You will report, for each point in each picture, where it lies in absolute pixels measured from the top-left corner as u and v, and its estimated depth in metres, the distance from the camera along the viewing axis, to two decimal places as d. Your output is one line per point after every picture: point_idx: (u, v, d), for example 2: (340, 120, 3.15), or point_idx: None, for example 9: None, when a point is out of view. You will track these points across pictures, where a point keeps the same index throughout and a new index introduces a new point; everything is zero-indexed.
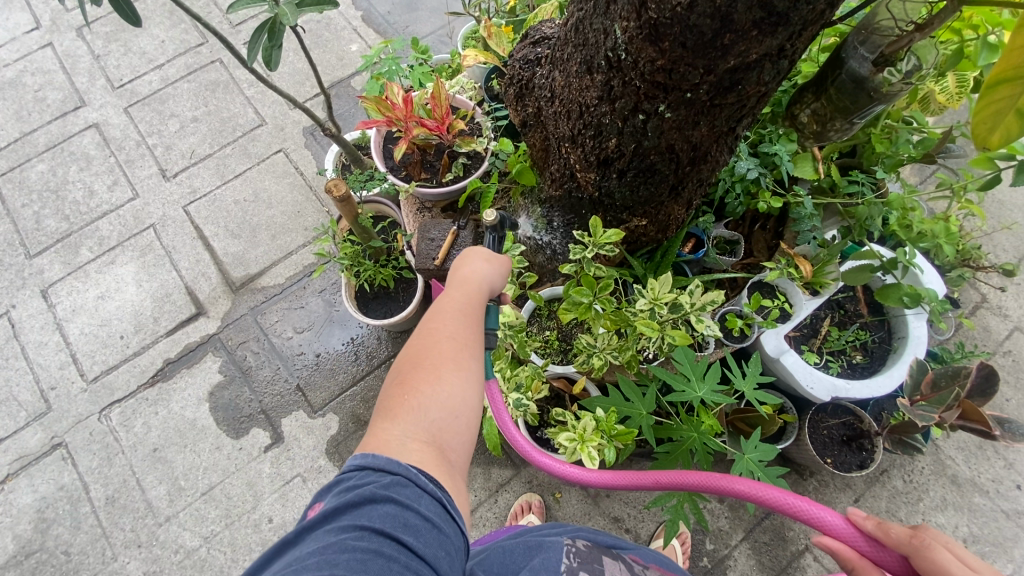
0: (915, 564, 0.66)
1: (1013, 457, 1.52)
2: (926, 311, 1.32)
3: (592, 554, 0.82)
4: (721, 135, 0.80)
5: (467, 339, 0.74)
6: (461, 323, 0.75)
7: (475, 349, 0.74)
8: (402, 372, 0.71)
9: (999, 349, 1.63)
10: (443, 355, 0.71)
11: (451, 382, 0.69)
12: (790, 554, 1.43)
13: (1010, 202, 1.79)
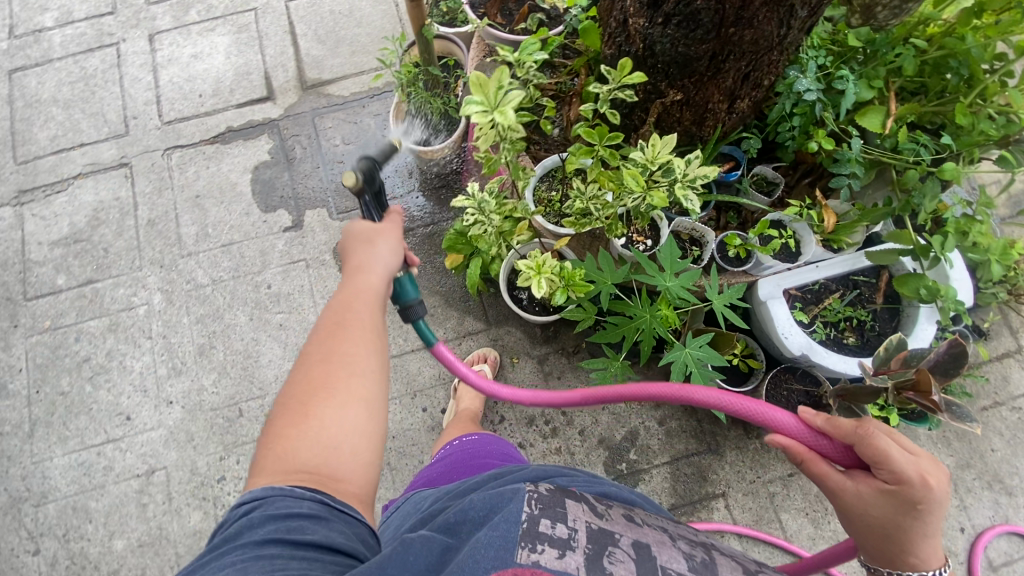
0: (860, 452, 0.67)
1: (970, 502, 1.47)
2: (938, 311, 1.26)
3: (554, 498, 0.68)
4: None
5: (353, 356, 0.74)
6: (352, 329, 0.76)
7: (362, 363, 0.74)
8: (284, 398, 0.71)
9: (1009, 401, 1.54)
10: (329, 373, 0.72)
11: (333, 408, 0.70)
12: (703, 493, 1.47)
13: None
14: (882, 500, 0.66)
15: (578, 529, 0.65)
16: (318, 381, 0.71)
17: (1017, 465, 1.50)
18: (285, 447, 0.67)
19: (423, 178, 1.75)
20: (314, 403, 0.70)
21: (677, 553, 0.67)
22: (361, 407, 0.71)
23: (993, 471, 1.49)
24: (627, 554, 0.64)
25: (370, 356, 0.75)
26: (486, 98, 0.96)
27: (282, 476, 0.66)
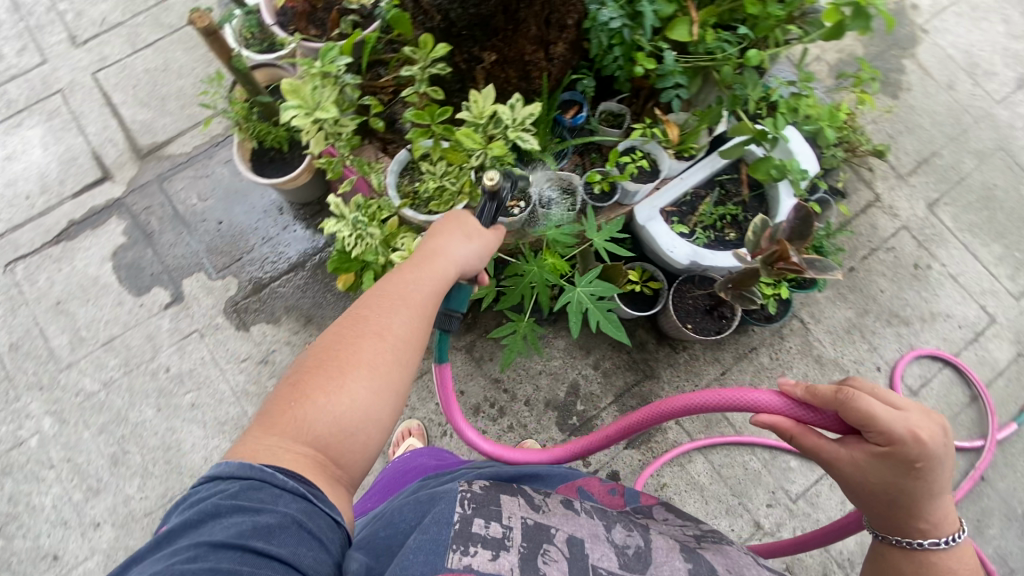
0: (848, 421, 0.69)
1: (877, 342, 1.64)
2: (793, 184, 1.36)
3: (488, 497, 0.71)
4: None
5: (400, 331, 0.71)
6: (407, 310, 0.72)
7: (407, 344, 0.71)
8: (320, 357, 0.68)
9: (883, 245, 1.72)
10: (369, 354, 0.68)
11: (359, 385, 0.66)
12: (653, 416, 1.56)
13: (919, 107, 1.90)
14: (883, 473, 0.70)
15: (513, 527, 0.67)
16: (361, 357, 0.68)
17: (903, 297, 1.68)
18: (296, 414, 0.64)
19: (296, 210, 1.70)
20: (348, 383, 0.66)
21: (610, 545, 0.69)
22: (386, 388, 0.68)
23: (884, 308, 1.66)
24: (560, 552, 0.65)
25: (411, 354, 0.71)
26: (302, 100, 1.05)
27: (277, 445, 0.63)
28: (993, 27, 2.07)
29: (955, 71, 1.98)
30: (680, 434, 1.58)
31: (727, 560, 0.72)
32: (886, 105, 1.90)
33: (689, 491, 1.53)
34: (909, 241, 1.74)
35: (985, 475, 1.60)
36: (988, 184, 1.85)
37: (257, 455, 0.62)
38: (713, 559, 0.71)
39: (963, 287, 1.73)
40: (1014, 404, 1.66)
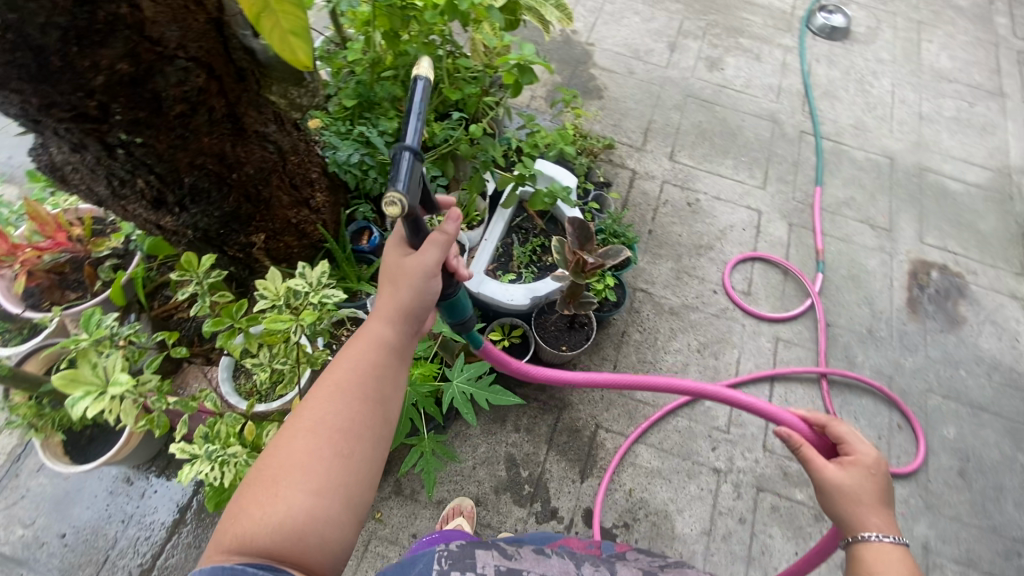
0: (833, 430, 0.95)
1: (701, 273, 2.01)
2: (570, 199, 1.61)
3: (463, 551, 0.75)
4: (246, 104, 1.05)
5: (340, 424, 0.74)
6: (345, 399, 0.75)
7: (351, 434, 0.74)
8: (274, 452, 0.72)
9: (660, 203, 2.14)
10: (317, 441, 0.72)
11: (305, 483, 0.70)
12: (587, 440, 1.69)
13: (620, 96, 2.39)
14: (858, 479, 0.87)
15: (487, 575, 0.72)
16: (309, 445, 0.72)
17: (696, 231, 2.09)
18: (254, 517, 0.67)
19: (147, 468, 1.53)
20: (302, 476, 0.70)
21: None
22: (337, 480, 0.71)
23: (689, 246, 2.06)
24: None
25: (357, 443, 0.74)
26: (87, 381, 0.98)
27: (239, 555, 0.64)
28: (633, 20, 2.68)
29: (628, 61, 2.52)
30: (616, 439, 1.70)
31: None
32: (599, 107, 2.35)
33: (651, 479, 1.65)
34: (674, 189, 2.17)
35: (828, 321, 1.96)
36: (696, 124, 2.36)
37: (228, 553, 0.65)
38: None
39: (726, 202, 2.17)
40: (811, 260, 2.07)
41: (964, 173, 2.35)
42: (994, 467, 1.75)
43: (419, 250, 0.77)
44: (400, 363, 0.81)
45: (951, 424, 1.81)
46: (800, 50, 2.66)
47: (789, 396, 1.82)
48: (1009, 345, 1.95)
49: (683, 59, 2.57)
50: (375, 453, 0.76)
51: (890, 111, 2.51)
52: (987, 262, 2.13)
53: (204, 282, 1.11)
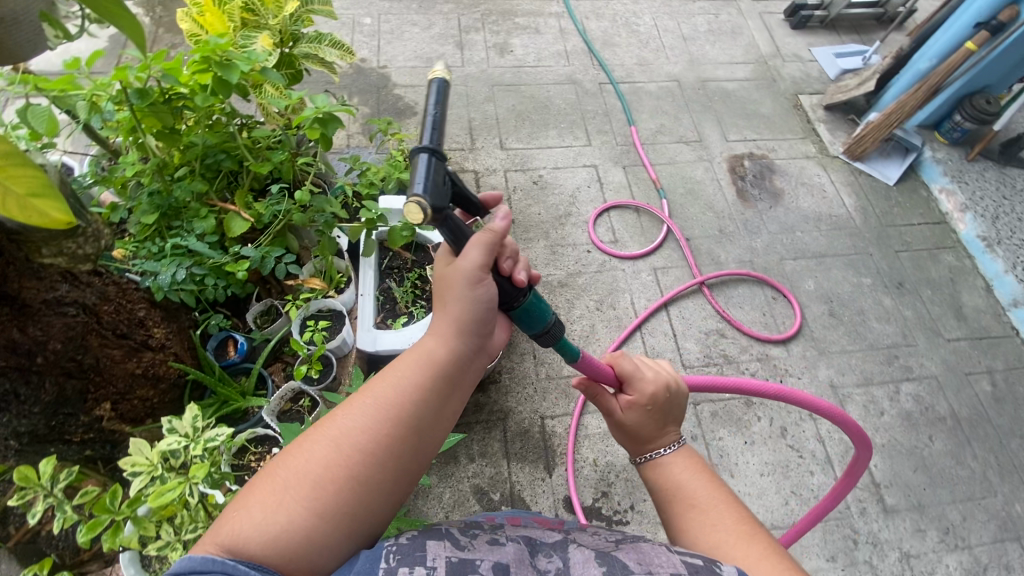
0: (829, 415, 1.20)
1: (571, 239, 2.14)
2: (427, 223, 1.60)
3: (414, 544, 0.73)
4: (24, 276, 0.92)
5: (369, 442, 0.72)
6: (378, 415, 0.74)
7: (378, 456, 0.72)
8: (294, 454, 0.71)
9: (509, 191, 2.23)
10: (341, 456, 0.71)
11: (315, 496, 0.68)
12: (540, 436, 1.72)
13: (433, 108, 2.44)
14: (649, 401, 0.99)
15: (437, 568, 0.70)
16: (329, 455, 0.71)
17: (550, 204, 2.22)
18: (263, 516, 0.66)
19: None
20: (314, 486, 0.69)
21: (533, 571, 0.74)
22: (347, 501, 0.70)
23: (551, 220, 2.18)
24: None
25: (380, 470, 0.72)
26: None
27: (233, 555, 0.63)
28: (413, 31, 2.71)
29: (425, 72, 2.55)
30: (563, 421, 1.75)
31: (639, 556, 0.77)
32: (417, 125, 2.37)
33: (607, 441, 1.73)
34: (516, 174, 2.28)
35: (688, 236, 2.17)
36: (511, 109, 2.48)
37: (228, 547, 0.63)
38: (627, 557, 0.77)
39: (565, 168, 2.33)
40: (653, 191, 2.28)
41: (734, 72, 2.72)
42: (850, 297, 2.08)
43: (462, 255, 0.79)
44: (445, 390, 0.80)
45: (808, 278, 2.11)
46: (570, 13, 2.88)
47: (684, 313, 2.00)
48: (820, 196, 2.32)
49: (474, 53, 2.65)
50: (392, 485, 0.74)
51: (660, 41, 2.82)
52: (779, 137, 2.51)
53: (54, 492, 0.92)
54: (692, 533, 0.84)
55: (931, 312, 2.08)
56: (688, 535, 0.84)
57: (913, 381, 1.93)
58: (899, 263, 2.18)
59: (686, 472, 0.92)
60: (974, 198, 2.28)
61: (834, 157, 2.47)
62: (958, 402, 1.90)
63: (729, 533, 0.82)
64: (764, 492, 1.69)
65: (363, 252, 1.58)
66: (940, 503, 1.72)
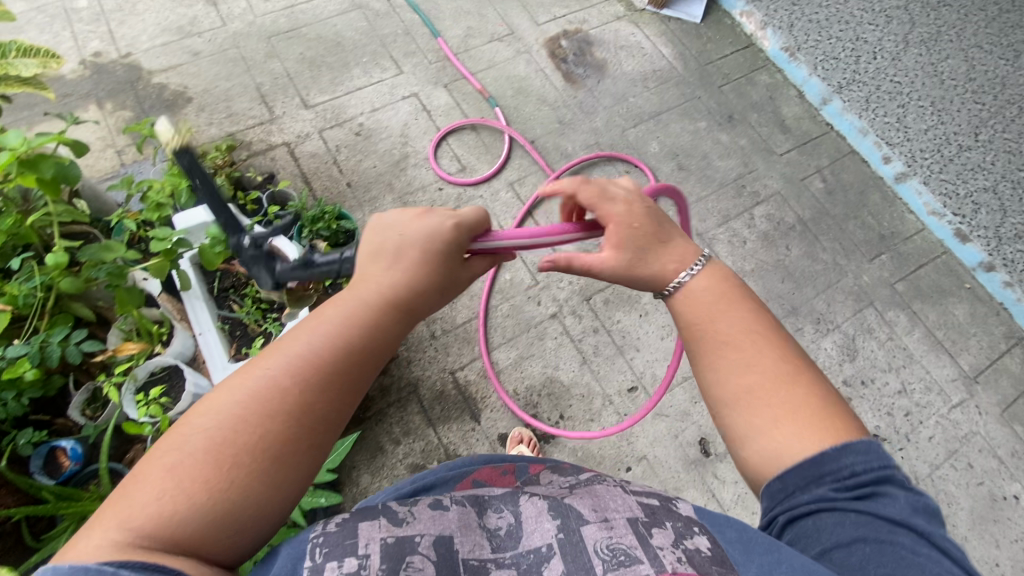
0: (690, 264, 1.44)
1: (417, 183, 1.97)
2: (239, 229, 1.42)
3: (344, 532, 0.74)
4: None
5: (299, 390, 0.68)
6: (313, 361, 0.70)
7: (310, 402, 0.68)
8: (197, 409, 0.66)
9: (334, 152, 1.98)
10: (266, 410, 0.65)
11: (234, 460, 0.62)
12: (456, 390, 1.68)
13: (208, 87, 2.05)
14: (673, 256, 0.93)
15: (370, 553, 0.71)
16: (238, 420, 0.64)
17: (383, 152, 2.01)
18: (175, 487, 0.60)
19: None
20: (214, 458, 0.62)
21: (480, 534, 0.81)
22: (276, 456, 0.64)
23: (389, 168, 1.98)
24: (424, 560, 0.74)
25: (311, 419, 0.68)
26: None
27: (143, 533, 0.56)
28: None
29: (182, 45, 2.11)
30: (474, 366, 1.72)
31: (594, 502, 0.85)
32: (197, 113, 1.99)
33: (520, 368, 1.74)
34: (333, 132, 2.02)
35: (532, 139, 2.10)
36: (300, 59, 2.14)
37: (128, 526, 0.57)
38: (581, 504, 0.84)
39: (383, 107, 2.09)
40: (483, 103, 2.14)
41: None
42: (692, 145, 2.15)
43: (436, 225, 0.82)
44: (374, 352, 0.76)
45: (652, 140, 2.14)
46: None
47: (551, 217, 1.97)
48: (640, 55, 2.30)
49: (232, 5, 2.22)
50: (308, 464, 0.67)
51: None
52: (587, 5, 2.41)
53: None
54: (735, 369, 0.82)
55: (761, 134, 2.21)
56: (728, 370, 0.83)
57: (763, 203, 2.08)
58: (725, 97, 2.26)
59: (727, 304, 0.87)
60: (770, 13, 2.38)
61: (642, 10, 2.43)
62: (802, 207, 2.10)
63: (782, 375, 0.81)
64: (670, 353, 1.80)
65: (183, 287, 1.39)
66: (808, 300, 1.94)
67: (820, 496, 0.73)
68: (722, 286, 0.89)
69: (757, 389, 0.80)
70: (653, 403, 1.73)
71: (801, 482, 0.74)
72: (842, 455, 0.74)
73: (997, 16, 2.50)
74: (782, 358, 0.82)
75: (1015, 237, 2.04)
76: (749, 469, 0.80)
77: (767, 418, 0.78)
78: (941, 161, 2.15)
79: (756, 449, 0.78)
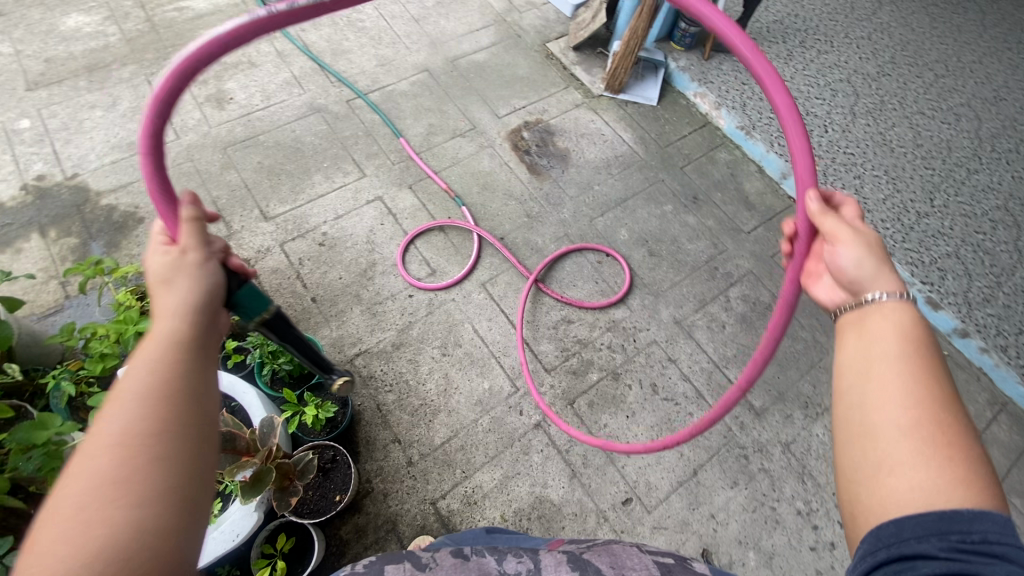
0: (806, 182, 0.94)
1: (387, 292, 1.89)
2: None
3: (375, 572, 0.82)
4: None
5: (121, 444, 0.61)
6: (119, 422, 0.63)
7: (135, 444, 0.62)
8: (65, 496, 0.58)
9: (297, 265, 1.90)
10: (92, 464, 0.60)
11: (116, 503, 0.58)
12: (437, 523, 1.55)
13: None
14: (850, 232, 0.88)
15: None
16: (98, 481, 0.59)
17: (349, 262, 1.93)
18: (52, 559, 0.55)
19: None
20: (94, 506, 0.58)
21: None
22: (133, 490, 0.59)
23: (356, 278, 1.90)
24: None
25: (138, 446, 0.62)
26: None
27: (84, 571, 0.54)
28: (95, 115, 2.12)
29: (133, 162, 2.04)
30: (456, 494, 1.60)
31: (612, 558, 0.85)
32: (149, 234, 1.89)
33: (507, 489, 1.62)
34: (296, 244, 1.94)
35: (500, 235, 2.06)
36: (258, 168, 2.09)
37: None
38: (599, 561, 0.85)
39: (347, 213, 2.04)
40: (449, 202, 2.11)
41: (478, 41, 2.58)
42: (660, 230, 2.15)
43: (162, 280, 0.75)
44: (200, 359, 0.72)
45: (621, 227, 2.14)
46: (281, 32, 2.47)
47: (527, 315, 1.92)
48: (602, 142, 2.34)
49: (186, 117, 2.17)
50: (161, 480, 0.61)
51: (392, 31, 2.56)
52: (546, 95, 2.45)
53: None
54: (885, 398, 0.70)
55: (727, 213, 2.24)
56: (874, 396, 0.71)
57: (737, 284, 2.08)
58: (688, 178, 2.29)
59: (891, 333, 0.76)
60: (722, 94, 2.46)
61: (599, 96, 2.49)
62: (775, 284, 2.10)
63: (939, 422, 0.67)
64: (661, 455, 1.73)
65: None
66: (793, 383, 1.91)
67: (926, 538, 0.60)
68: (910, 316, 0.78)
69: (896, 422, 0.68)
70: (649, 515, 1.63)
71: (919, 530, 0.61)
72: (976, 518, 0.60)
73: (932, 83, 2.64)
74: (946, 406, 0.69)
75: (984, 301, 2.07)
76: (862, 512, 0.69)
77: (894, 458, 0.67)
78: (902, 230, 2.21)
79: (883, 489, 0.67)
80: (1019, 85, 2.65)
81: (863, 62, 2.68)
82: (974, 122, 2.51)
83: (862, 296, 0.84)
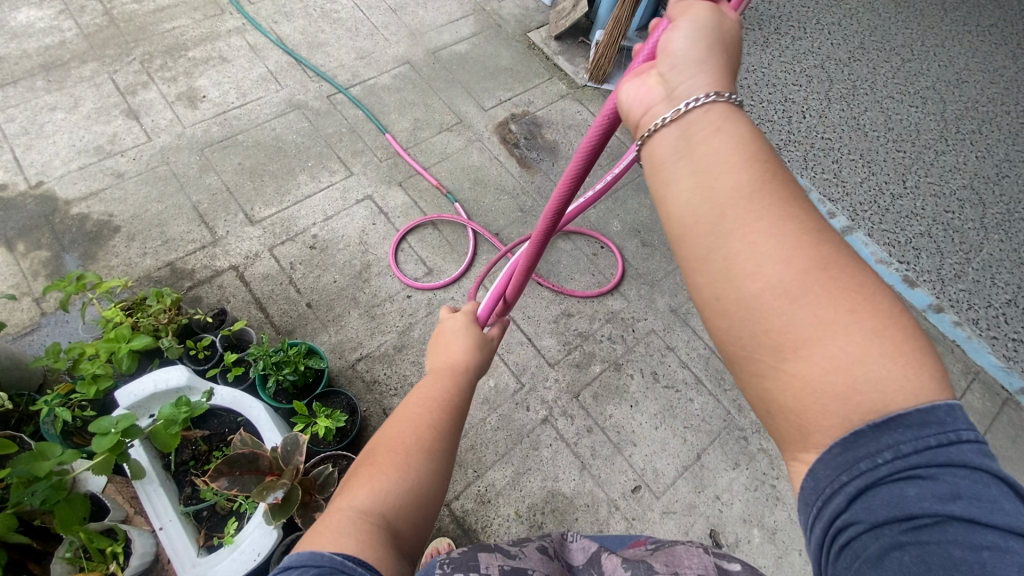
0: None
1: (384, 294, 1.85)
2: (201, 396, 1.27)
3: (466, 556, 0.82)
4: None
5: (411, 429, 0.85)
6: (415, 411, 0.89)
7: (420, 431, 0.85)
8: (380, 449, 0.83)
9: (289, 270, 1.84)
10: (395, 436, 0.84)
11: (405, 467, 0.80)
12: (452, 524, 1.55)
13: (136, 213, 1.86)
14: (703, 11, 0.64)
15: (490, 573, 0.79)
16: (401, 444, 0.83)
17: (343, 265, 1.88)
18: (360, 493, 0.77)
19: None
20: (391, 461, 0.81)
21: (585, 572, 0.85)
22: (411, 461, 0.81)
23: (351, 281, 1.86)
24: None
25: (424, 435, 0.85)
26: None
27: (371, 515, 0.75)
28: (56, 118, 1.99)
29: (102, 167, 1.92)
30: (469, 494, 1.60)
31: (669, 559, 0.86)
32: (128, 243, 1.80)
33: (519, 485, 1.64)
34: (286, 247, 1.88)
35: (495, 230, 2.04)
36: (239, 169, 2.00)
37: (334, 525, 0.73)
38: (655, 561, 0.86)
39: (337, 214, 1.98)
40: (441, 198, 2.07)
41: (458, 31, 2.53)
42: (652, 220, 2.18)
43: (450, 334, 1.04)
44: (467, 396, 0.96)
45: (614, 219, 2.16)
46: (252, 24, 2.35)
47: (527, 311, 1.92)
48: None
49: (157, 117, 2.05)
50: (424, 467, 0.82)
51: (370, 23, 2.48)
52: (531, 86, 2.43)
53: None
54: (756, 257, 0.53)
55: None
56: (743, 256, 0.53)
57: None
58: None
59: (730, 157, 0.56)
60: None
61: (584, 86, 2.48)
62: None
63: (818, 265, 0.52)
64: (666, 442, 1.77)
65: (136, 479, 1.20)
66: None
67: (847, 496, 0.50)
68: (741, 123, 0.58)
69: (775, 288, 0.52)
70: (658, 501, 1.68)
71: (830, 472, 0.51)
72: (885, 429, 0.48)
73: (900, 67, 2.73)
74: (817, 241, 0.53)
75: (956, 277, 2.18)
76: (782, 435, 0.55)
77: (795, 341, 0.51)
78: (879, 212, 2.30)
79: (795, 387, 0.52)
80: (978, 68, 2.78)
81: (835, 48, 2.76)
82: (939, 105, 2.62)
83: (675, 98, 0.60)
